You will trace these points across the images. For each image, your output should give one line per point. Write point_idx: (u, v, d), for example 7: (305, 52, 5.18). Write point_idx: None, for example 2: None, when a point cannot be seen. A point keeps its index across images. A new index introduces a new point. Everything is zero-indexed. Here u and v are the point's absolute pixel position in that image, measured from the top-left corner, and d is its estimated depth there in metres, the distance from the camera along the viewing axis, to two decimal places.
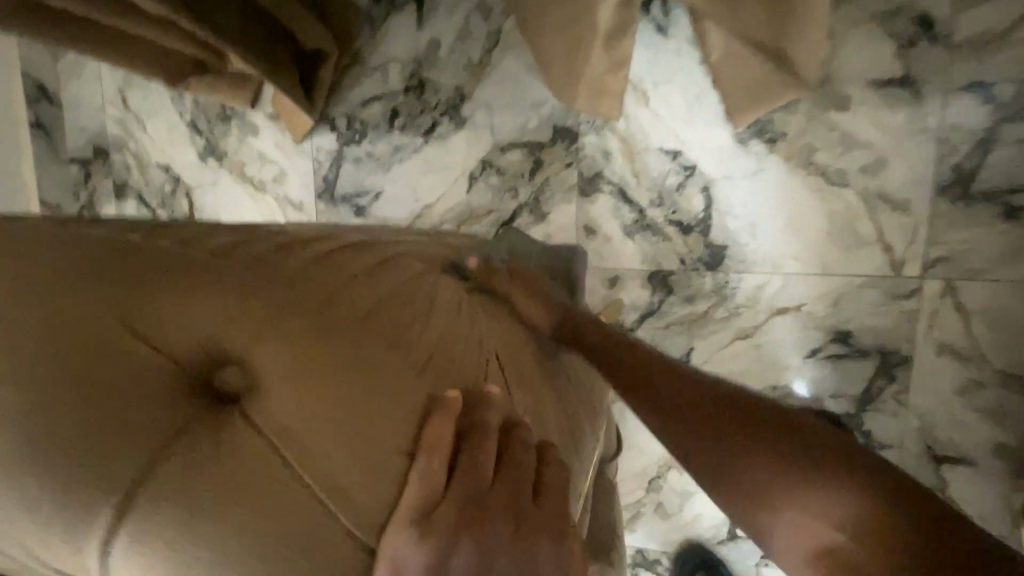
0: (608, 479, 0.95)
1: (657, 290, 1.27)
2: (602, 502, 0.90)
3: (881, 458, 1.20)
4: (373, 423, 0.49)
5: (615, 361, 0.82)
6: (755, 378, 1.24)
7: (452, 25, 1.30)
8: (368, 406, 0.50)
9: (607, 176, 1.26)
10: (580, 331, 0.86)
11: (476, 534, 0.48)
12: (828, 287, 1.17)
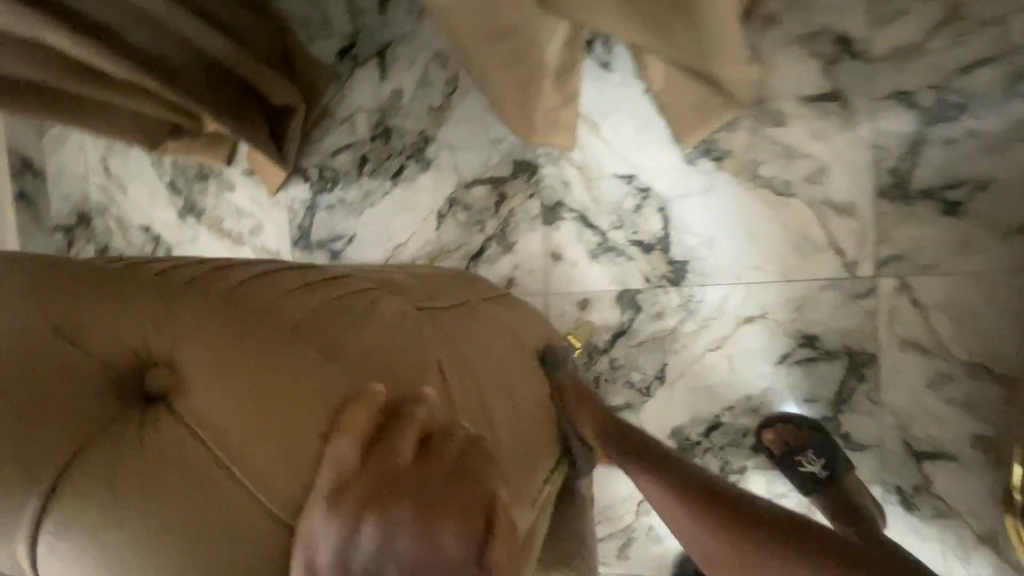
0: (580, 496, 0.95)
1: (627, 309, 1.30)
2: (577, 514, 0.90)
3: (864, 459, 1.20)
4: (285, 412, 0.54)
5: (665, 467, 0.83)
6: (730, 389, 1.25)
7: (412, 76, 1.38)
8: (284, 397, 0.54)
9: (568, 203, 1.31)
10: (625, 440, 0.88)
11: (378, 514, 0.51)
12: (789, 293, 1.21)
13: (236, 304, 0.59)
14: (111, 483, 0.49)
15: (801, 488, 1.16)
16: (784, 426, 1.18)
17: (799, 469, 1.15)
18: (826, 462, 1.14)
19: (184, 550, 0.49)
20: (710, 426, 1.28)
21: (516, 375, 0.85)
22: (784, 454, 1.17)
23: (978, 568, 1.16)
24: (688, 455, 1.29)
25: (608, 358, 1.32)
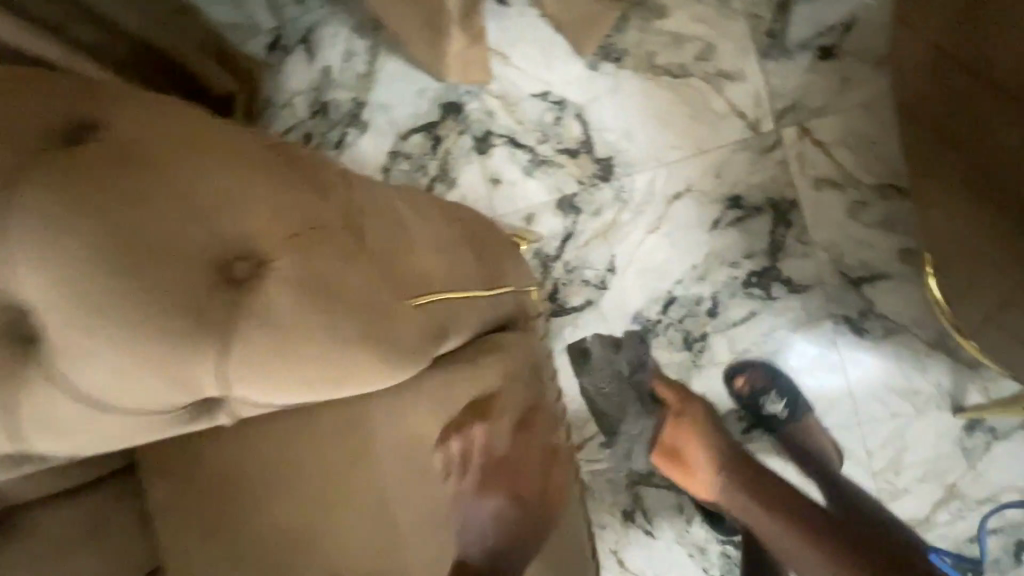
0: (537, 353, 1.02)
1: (568, 214, 1.40)
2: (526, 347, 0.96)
3: (810, 298, 1.28)
4: (212, 158, 0.72)
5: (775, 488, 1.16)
6: (676, 263, 1.34)
7: (337, 51, 1.53)
8: (212, 154, 0.72)
9: (496, 131, 1.43)
10: (746, 457, 1.21)
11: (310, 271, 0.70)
12: (706, 163, 1.31)
13: (180, 112, 0.75)
14: (66, 186, 0.66)
15: (758, 418, 1.30)
16: (751, 370, 1.30)
17: (762, 409, 1.28)
18: (786, 401, 1.28)
19: (124, 233, 0.66)
20: (665, 303, 1.35)
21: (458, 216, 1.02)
22: (750, 396, 1.29)
23: (936, 374, 1.24)
24: (652, 335, 1.36)
25: (561, 263, 1.41)
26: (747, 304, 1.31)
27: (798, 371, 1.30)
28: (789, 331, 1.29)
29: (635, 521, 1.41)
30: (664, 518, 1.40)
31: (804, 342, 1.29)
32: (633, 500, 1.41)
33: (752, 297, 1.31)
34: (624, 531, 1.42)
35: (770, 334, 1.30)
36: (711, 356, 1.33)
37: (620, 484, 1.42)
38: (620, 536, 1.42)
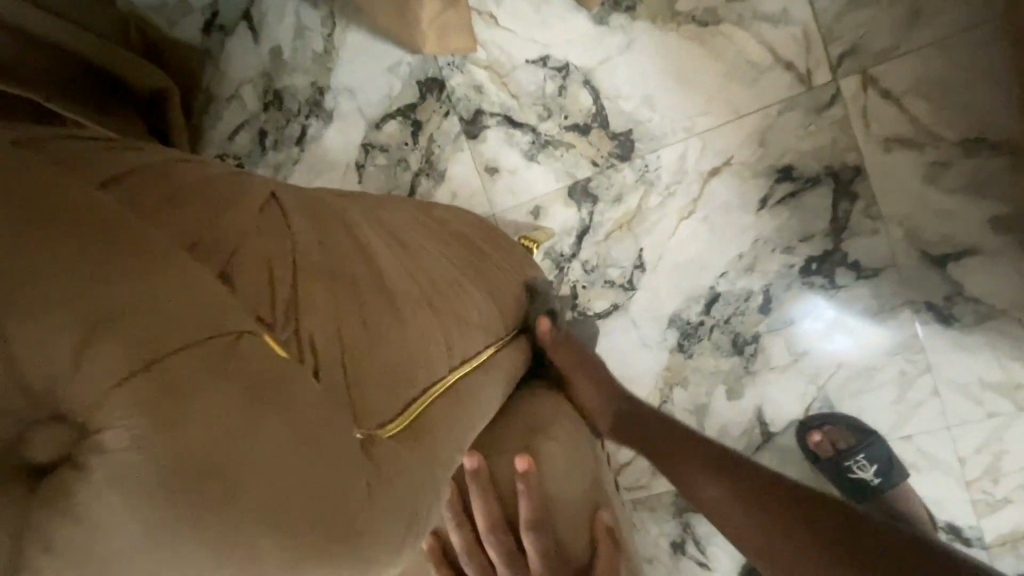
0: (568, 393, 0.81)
1: (583, 203, 1.17)
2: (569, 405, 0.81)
3: (882, 283, 1.06)
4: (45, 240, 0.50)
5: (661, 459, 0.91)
6: (716, 254, 1.12)
7: (286, 27, 1.26)
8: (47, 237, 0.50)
9: (487, 109, 1.18)
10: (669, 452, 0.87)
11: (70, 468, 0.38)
12: (747, 129, 1.08)
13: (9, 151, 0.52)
14: None
15: (848, 493, 1.10)
16: (831, 427, 1.09)
17: (850, 474, 1.08)
18: (879, 468, 1.07)
19: None
20: (708, 302, 1.14)
21: (450, 249, 0.83)
22: (835, 456, 1.08)
23: None
24: (694, 340, 1.15)
25: (579, 262, 1.18)
26: (806, 297, 1.09)
27: (873, 370, 1.09)
28: (859, 324, 1.08)
29: (686, 553, 1.22)
30: (721, 550, 1.20)
31: (877, 335, 1.08)
32: (682, 529, 1.22)
33: (812, 287, 1.09)
34: (675, 565, 1.23)
35: (836, 328, 1.09)
36: (766, 360, 1.12)
37: (666, 511, 1.23)
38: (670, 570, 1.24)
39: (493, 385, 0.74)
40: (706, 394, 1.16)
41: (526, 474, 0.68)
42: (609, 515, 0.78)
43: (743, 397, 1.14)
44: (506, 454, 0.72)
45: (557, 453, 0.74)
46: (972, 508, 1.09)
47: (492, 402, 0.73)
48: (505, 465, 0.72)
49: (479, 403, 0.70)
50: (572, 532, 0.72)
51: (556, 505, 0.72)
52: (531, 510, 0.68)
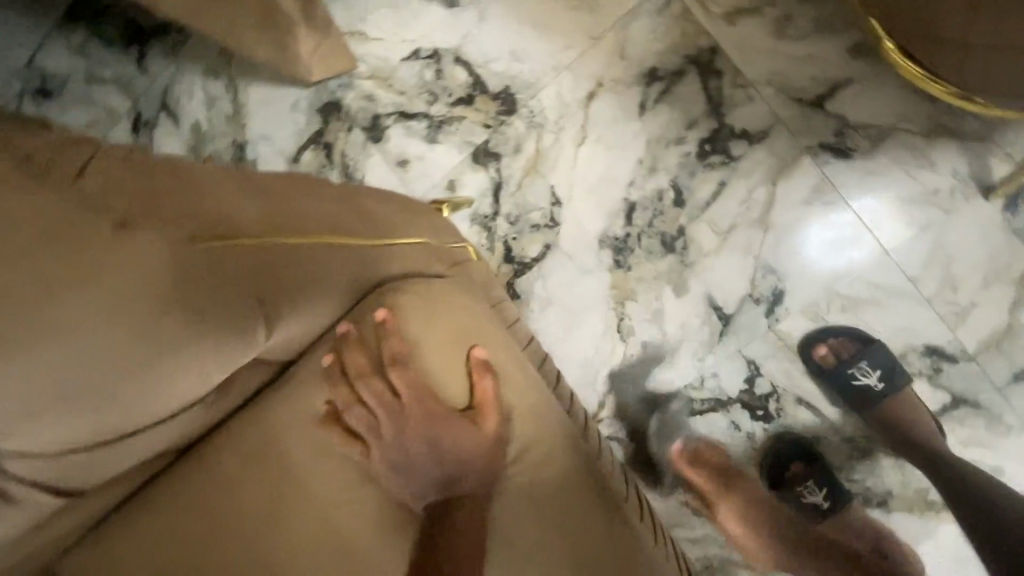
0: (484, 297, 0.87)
1: (489, 163, 1.26)
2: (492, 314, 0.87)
3: (776, 140, 1.12)
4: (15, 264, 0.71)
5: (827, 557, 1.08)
6: (620, 167, 1.19)
7: (199, 103, 1.42)
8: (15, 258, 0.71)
9: (382, 112, 1.30)
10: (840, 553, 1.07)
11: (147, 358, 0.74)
12: (606, 49, 1.18)
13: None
14: None
15: (852, 404, 1.10)
16: (836, 339, 1.11)
17: (853, 381, 1.09)
18: (882, 373, 1.09)
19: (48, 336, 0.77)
20: (627, 212, 1.19)
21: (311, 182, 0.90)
22: (839, 366, 1.10)
23: (948, 163, 1.06)
24: (628, 251, 1.20)
25: (502, 218, 1.26)
26: (712, 177, 1.15)
27: (799, 223, 1.12)
28: (769, 185, 1.13)
29: None
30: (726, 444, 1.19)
31: (789, 190, 1.12)
32: None
33: (713, 166, 1.14)
34: None
35: (751, 197, 1.13)
36: (697, 247, 1.17)
37: (662, 426, 1.21)
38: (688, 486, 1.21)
39: (321, 266, 0.80)
40: (656, 298, 1.20)
41: (383, 322, 0.76)
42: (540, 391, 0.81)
43: (690, 290, 1.18)
44: (369, 315, 0.79)
45: (415, 307, 0.78)
46: (943, 324, 1.09)
47: (322, 284, 0.81)
48: (368, 326, 0.78)
49: (290, 281, 0.79)
50: (453, 378, 0.76)
51: (426, 353, 0.76)
52: (395, 351, 0.75)
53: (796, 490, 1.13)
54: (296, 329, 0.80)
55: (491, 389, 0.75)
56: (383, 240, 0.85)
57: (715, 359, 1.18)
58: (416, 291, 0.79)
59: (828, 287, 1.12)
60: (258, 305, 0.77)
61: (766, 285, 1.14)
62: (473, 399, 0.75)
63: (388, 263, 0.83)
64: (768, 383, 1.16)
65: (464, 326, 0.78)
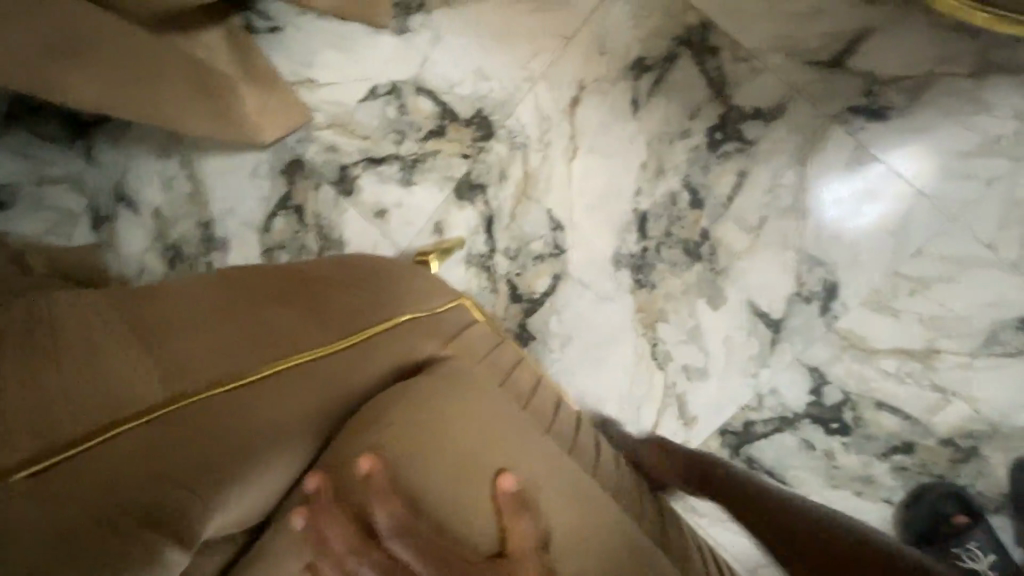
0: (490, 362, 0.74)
1: (475, 197, 1.12)
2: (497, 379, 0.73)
3: (796, 114, 0.96)
4: None
5: None
6: (621, 175, 1.04)
7: (157, 188, 1.31)
8: None
9: (349, 161, 1.18)
10: None
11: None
12: (582, 48, 1.04)
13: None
14: None
15: None
16: None
17: None
18: None
19: None
20: (639, 225, 1.04)
21: (213, 293, 0.66)
22: None
23: (1006, 102, 0.90)
24: (648, 267, 1.05)
25: (499, 254, 1.12)
26: (730, 168, 1.00)
27: (840, 202, 0.96)
28: (797, 165, 0.97)
29: None
30: (799, 466, 1.03)
31: (823, 167, 0.96)
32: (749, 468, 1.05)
33: (729, 156, 0.99)
34: None
35: (780, 181, 0.98)
36: (726, 250, 1.01)
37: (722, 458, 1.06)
38: None
39: (258, 413, 0.57)
40: (689, 316, 1.04)
41: (371, 476, 0.53)
42: (589, 486, 0.61)
43: (727, 300, 1.02)
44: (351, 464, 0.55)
45: (408, 441, 0.56)
46: None
47: (265, 438, 0.57)
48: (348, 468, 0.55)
49: (217, 452, 0.54)
50: (475, 520, 0.55)
51: (434, 503, 0.55)
52: (396, 513, 0.51)
53: (950, 551, 0.96)
54: (237, 518, 0.55)
55: (532, 530, 0.54)
56: (336, 348, 0.64)
57: (770, 373, 1.02)
58: (406, 413, 0.58)
59: (888, 271, 0.96)
60: (172, 519, 0.49)
61: (814, 279, 0.98)
62: (508, 545, 0.54)
63: (352, 375, 0.64)
64: (838, 391, 1.00)
65: (477, 448, 0.58)
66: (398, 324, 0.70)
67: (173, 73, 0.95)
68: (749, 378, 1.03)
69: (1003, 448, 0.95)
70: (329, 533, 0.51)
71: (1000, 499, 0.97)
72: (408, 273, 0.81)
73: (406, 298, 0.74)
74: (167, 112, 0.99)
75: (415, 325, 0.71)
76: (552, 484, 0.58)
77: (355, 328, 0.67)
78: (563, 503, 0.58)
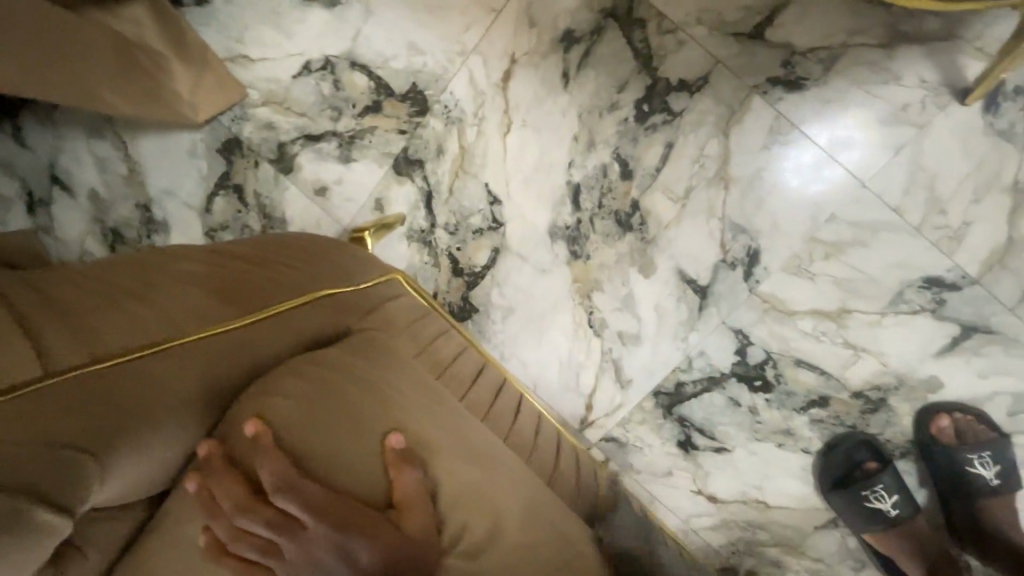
0: (405, 328, 0.78)
1: (413, 173, 1.13)
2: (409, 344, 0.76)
3: (719, 85, 0.99)
4: None
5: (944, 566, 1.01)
6: (555, 148, 1.06)
7: (92, 169, 1.28)
8: None
9: (286, 139, 1.17)
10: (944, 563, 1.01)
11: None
12: (512, 21, 1.04)
13: None
14: None
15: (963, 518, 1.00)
16: (981, 457, 0.99)
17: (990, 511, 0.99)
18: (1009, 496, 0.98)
19: None
20: (573, 197, 1.07)
21: (113, 268, 0.66)
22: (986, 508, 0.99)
23: (914, 72, 0.94)
24: (583, 238, 1.08)
25: (440, 228, 1.14)
26: (657, 140, 1.02)
27: (761, 171, 1.00)
28: (721, 136, 1.00)
29: (697, 445, 1.12)
30: (726, 421, 1.10)
31: (744, 138, 0.99)
32: (680, 425, 1.12)
33: (657, 127, 1.02)
34: (694, 463, 1.13)
35: (704, 152, 1.01)
36: (656, 220, 1.05)
37: (656, 417, 1.13)
38: (694, 471, 1.13)
39: (151, 388, 0.58)
40: (623, 284, 1.08)
41: (258, 438, 0.57)
42: (481, 445, 0.66)
43: (658, 268, 1.06)
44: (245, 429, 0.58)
45: (297, 407, 0.60)
46: (937, 251, 0.97)
47: (156, 413, 0.58)
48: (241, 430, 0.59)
49: (105, 424, 0.55)
50: (364, 477, 0.59)
51: (323, 462, 0.58)
52: (282, 471, 0.55)
53: (861, 493, 1.03)
54: (121, 489, 0.58)
55: (419, 483, 0.59)
56: (239, 324, 0.66)
57: (699, 336, 1.08)
58: (299, 380, 0.61)
59: (805, 237, 1.00)
60: (52, 486, 0.50)
61: (738, 246, 1.03)
62: (395, 497, 0.58)
63: (255, 351, 0.67)
64: (761, 351, 1.06)
65: (369, 411, 0.62)
66: (309, 301, 0.71)
67: (90, 48, 0.90)
68: (680, 341, 1.08)
69: (910, 399, 1.03)
70: (218, 493, 0.56)
71: (906, 445, 1.04)
72: (326, 249, 0.84)
73: (322, 273, 0.77)
74: (77, 79, 0.94)
75: (327, 302, 0.73)
76: (443, 443, 0.63)
77: (261, 305, 0.69)
78: (451, 460, 0.62)
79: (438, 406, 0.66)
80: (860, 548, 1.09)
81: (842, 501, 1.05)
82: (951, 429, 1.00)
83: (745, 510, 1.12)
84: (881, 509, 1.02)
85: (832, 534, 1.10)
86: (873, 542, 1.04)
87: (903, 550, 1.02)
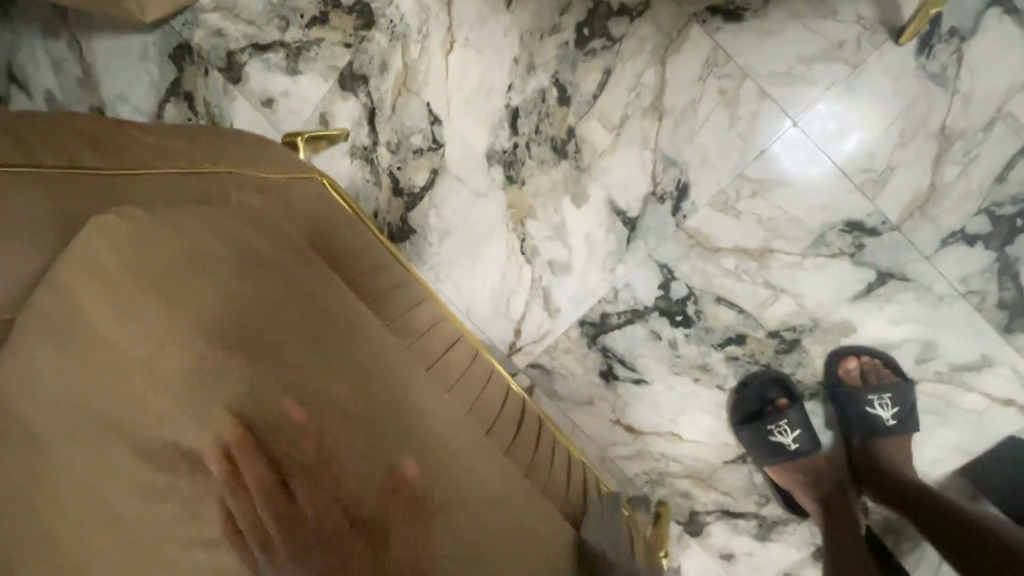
0: (309, 207, 0.79)
1: (357, 88, 1.13)
2: (315, 232, 0.76)
3: (658, 14, 0.99)
4: None
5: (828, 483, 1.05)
6: (495, 70, 1.06)
7: (45, 69, 1.28)
8: None
9: (236, 47, 1.17)
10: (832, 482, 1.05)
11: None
12: None
13: None
14: None
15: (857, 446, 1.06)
16: (880, 397, 1.01)
17: (884, 446, 1.02)
18: (903, 436, 1.02)
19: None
20: (511, 121, 1.08)
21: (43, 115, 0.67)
22: (883, 443, 1.02)
23: (850, 10, 0.93)
24: (519, 164, 1.09)
25: (381, 146, 1.14)
26: (596, 67, 1.03)
27: (695, 104, 1.00)
28: (658, 65, 1.00)
29: (618, 375, 1.15)
30: (646, 353, 1.13)
31: (680, 68, 1.00)
32: (603, 355, 1.15)
33: (596, 53, 1.02)
34: (615, 393, 1.16)
35: (641, 81, 1.01)
36: (591, 148, 1.05)
37: (581, 346, 1.15)
38: (614, 401, 1.16)
39: (7, 214, 0.55)
40: (555, 213, 1.10)
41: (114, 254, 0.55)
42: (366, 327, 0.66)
43: (590, 198, 1.08)
44: (77, 273, 0.54)
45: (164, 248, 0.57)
46: (861, 195, 0.98)
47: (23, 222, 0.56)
48: (74, 271, 0.54)
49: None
50: (198, 329, 0.55)
51: (177, 302, 0.55)
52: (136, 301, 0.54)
53: (766, 427, 1.06)
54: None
55: (287, 341, 0.57)
56: (108, 176, 0.62)
57: (626, 266, 1.09)
58: (145, 230, 0.57)
59: (734, 173, 1.01)
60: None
61: (668, 179, 1.04)
62: (260, 355, 0.55)
63: (121, 199, 0.61)
64: (684, 286, 1.08)
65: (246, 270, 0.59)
66: (203, 179, 0.68)
67: None
68: (607, 271, 1.10)
69: (823, 341, 1.05)
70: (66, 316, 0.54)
71: (816, 386, 1.07)
72: (257, 146, 0.85)
73: (231, 154, 0.77)
74: None
75: (211, 177, 0.69)
76: (303, 309, 0.60)
77: (135, 165, 0.65)
78: (306, 326, 0.59)
79: (308, 279, 0.63)
80: (765, 484, 1.14)
81: (749, 435, 1.09)
82: (857, 372, 1.03)
83: (660, 442, 1.16)
84: (783, 443, 1.06)
85: (741, 469, 1.14)
86: (774, 476, 1.09)
87: (799, 480, 1.06)
